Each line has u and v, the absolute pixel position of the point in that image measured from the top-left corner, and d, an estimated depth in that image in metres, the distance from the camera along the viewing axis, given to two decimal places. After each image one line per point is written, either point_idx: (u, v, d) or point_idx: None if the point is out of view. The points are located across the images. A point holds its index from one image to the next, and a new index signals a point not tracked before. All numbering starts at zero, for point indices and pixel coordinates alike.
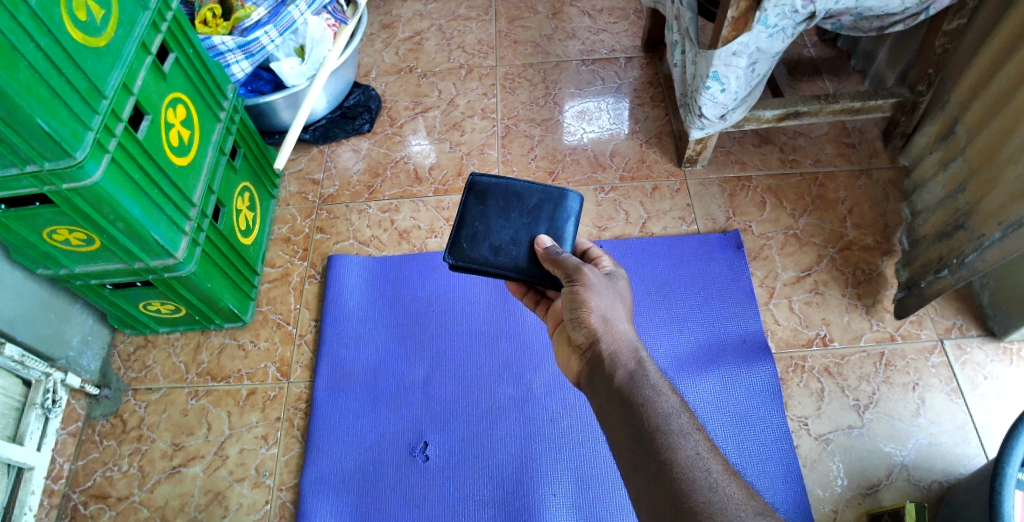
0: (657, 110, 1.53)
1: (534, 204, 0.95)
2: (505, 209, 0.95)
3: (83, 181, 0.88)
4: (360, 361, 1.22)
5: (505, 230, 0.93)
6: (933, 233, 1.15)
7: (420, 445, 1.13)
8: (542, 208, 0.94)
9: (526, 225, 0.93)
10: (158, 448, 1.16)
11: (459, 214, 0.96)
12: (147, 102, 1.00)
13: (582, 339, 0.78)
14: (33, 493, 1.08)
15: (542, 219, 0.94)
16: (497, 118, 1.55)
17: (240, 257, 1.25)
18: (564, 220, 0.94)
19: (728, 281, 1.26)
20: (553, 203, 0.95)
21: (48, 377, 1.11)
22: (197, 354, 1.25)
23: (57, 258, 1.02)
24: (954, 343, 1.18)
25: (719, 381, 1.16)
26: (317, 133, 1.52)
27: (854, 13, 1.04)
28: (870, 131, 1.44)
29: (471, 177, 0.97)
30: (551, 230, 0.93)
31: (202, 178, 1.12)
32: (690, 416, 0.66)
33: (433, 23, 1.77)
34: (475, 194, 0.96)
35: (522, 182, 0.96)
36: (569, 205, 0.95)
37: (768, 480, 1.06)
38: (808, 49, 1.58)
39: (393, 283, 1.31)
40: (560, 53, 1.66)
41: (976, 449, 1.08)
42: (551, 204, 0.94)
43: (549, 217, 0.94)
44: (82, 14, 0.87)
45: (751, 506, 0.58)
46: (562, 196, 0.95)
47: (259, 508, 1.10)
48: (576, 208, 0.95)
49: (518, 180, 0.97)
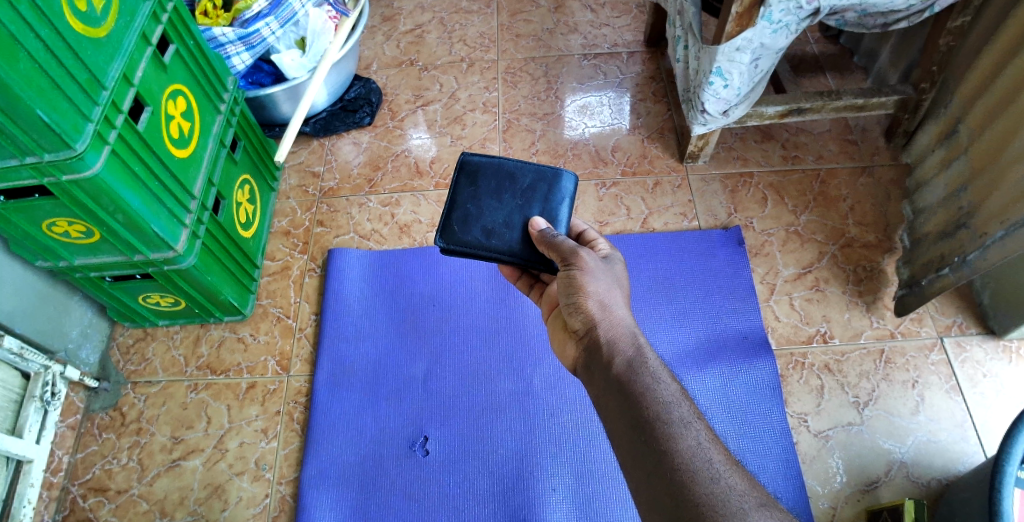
0: (659, 105, 1.52)
1: (527, 186, 0.94)
2: (498, 190, 0.94)
3: (82, 173, 0.87)
4: (361, 355, 1.22)
5: (498, 212, 0.93)
6: (935, 230, 1.15)
7: (420, 440, 1.13)
8: (536, 190, 0.94)
9: (520, 207, 0.93)
10: (158, 441, 1.16)
11: (451, 195, 0.95)
12: (148, 93, 0.99)
13: (579, 326, 0.78)
14: (32, 486, 1.08)
15: (536, 201, 0.93)
16: (498, 113, 1.54)
17: (240, 251, 1.24)
18: (558, 201, 0.93)
19: (729, 278, 1.26)
20: (547, 184, 0.94)
21: (47, 369, 1.11)
22: (196, 347, 1.25)
23: (56, 250, 1.01)
24: (954, 341, 1.18)
25: (720, 377, 1.16)
26: (317, 126, 1.51)
27: (858, 10, 1.04)
28: (873, 129, 1.44)
29: (462, 159, 0.97)
30: (546, 212, 0.92)
31: (202, 171, 1.11)
32: (690, 406, 0.66)
33: (433, 16, 1.76)
34: (466, 175, 0.95)
35: (514, 161, 0.96)
36: (563, 186, 0.95)
37: (769, 476, 1.07)
38: (811, 46, 1.57)
39: (393, 277, 1.30)
40: (562, 47, 1.65)
41: (974, 447, 1.08)
42: (545, 185, 0.94)
43: (543, 199, 0.93)
44: (83, 4, 0.87)
45: (754, 498, 0.58)
46: (556, 176, 0.95)
47: (258, 502, 1.10)
48: (570, 190, 0.95)
49: (511, 160, 0.96)
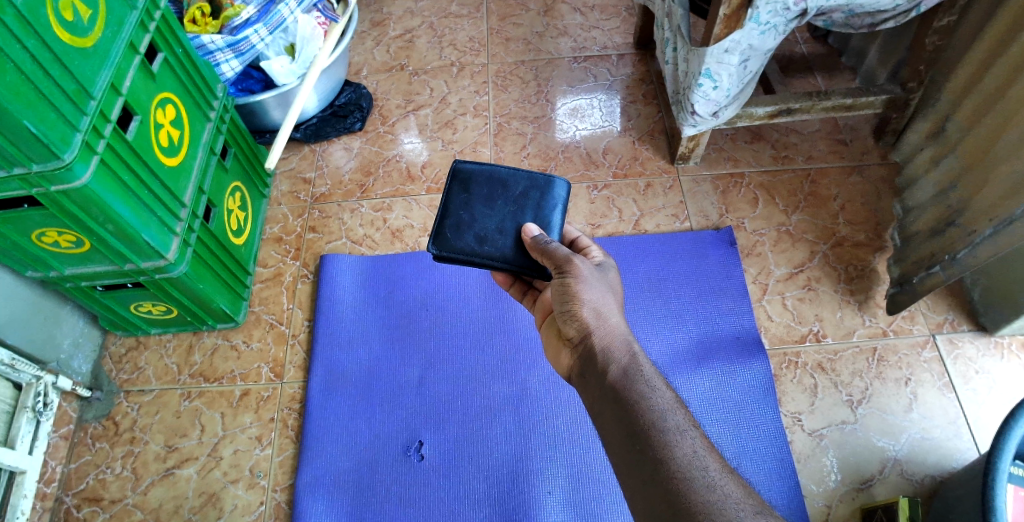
0: (649, 107, 1.52)
1: (520, 192, 0.94)
2: (489, 197, 0.94)
3: (72, 183, 0.87)
4: (354, 361, 1.22)
5: (490, 219, 0.93)
6: (925, 229, 1.16)
7: (415, 445, 1.13)
8: (529, 197, 0.94)
9: (512, 214, 0.93)
10: (152, 450, 1.16)
11: (442, 203, 0.95)
12: (136, 102, 0.99)
13: (574, 333, 0.78)
14: (26, 497, 1.07)
15: (528, 207, 0.93)
16: (489, 116, 1.55)
17: (231, 258, 1.24)
18: (551, 207, 0.94)
19: (720, 278, 1.27)
20: (539, 191, 0.95)
21: (39, 380, 1.10)
22: (189, 355, 1.25)
23: (46, 261, 1.01)
24: (946, 338, 1.18)
25: (713, 379, 1.16)
26: (308, 132, 1.51)
27: (845, 11, 1.05)
28: (863, 128, 1.44)
29: (455, 166, 0.97)
30: (538, 219, 0.92)
31: (192, 179, 1.11)
32: (686, 413, 0.67)
33: (424, 20, 1.77)
34: (459, 182, 0.96)
35: (507, 169, 0.96)
36: (556, 192, 0.95)
37: (763, 477, 1.07)
38: (800, 46, 1.58)
39: (387, 282, 1.30)
40: (552, 50, 1.65)
41: (967, 443, 1.08)
42: (537, 191, 0.95)
43: (536, 206, 0.94)
44: (69, 14, 0.86)
45: (750, 506, 0.58)
46: (548, 183, 0.95)
47: (253, 509, 1.10)
48: (563, 197, 0.95)
49: (504, 168, 0.97)
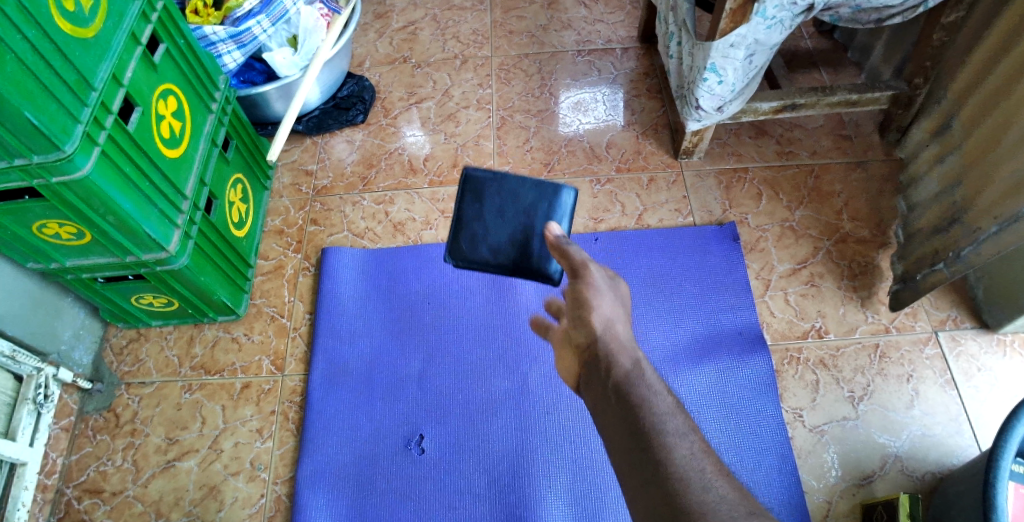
0: (653, 101, 1.52)
1: (531, 202, 0.94)
2: (502, 207, 0.95)
3: (72, 175, 0.86)
4: (356, 354, 1.22)
5: (503, 229, 0.94)
6: (929, 226, 1.15)
7: (416, 439, 1.13)
8: (540, 208, 0.94)
9: (524, 225, 0.94)
10: (153, 443, 1.15)
11: (455, 212, 0.96)
12: (137, 94, 0.98)
13: (583, 339, 0.78)
14: (26, 489, 1.07)
15: (540, 218, 0.94)
16: (492, 110, 1.54)
17: (233, 250, 1.24)
18: (561, 217, 0.94)
19: (723, 274, 1.26)
20: (549, 201, 0.94)
21: (40, 372, 1.10)
22: (190, 347, 1.24)
23: (48, 252, 1.01)
24: (949, 335, 1.18)
25: (715, 375, 1.16)
26: (311, 124, 1.50)
27: (852, 5, 1.04)
28: (867, 123, 1.44)
29: (465, 172, 0.96)
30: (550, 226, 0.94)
31: (193, 171, 1.11)
32: (685, 417, 0.66)
33: (426, 12, 1.75)
34: (470, 190, 0.95)
35: (517, 176, 0.95)
36: (564, 200, 0.94)
37: (764, 473, 1.07)
38: (805, 40, 1.57)
39: (389, 276, 1.30)
40: (556, 43, 1.64)
41: (969, 440, 1.09)
42: (547, 202, 0.94)
43: (546, 216, 0.94)
44: (70, 4, 0.86)
45: (744, 508, 0.58)
46: (556, 192, 0.94)
47: (254, 502, 1.10)
48: (572, 203, 0.95)
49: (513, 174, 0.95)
